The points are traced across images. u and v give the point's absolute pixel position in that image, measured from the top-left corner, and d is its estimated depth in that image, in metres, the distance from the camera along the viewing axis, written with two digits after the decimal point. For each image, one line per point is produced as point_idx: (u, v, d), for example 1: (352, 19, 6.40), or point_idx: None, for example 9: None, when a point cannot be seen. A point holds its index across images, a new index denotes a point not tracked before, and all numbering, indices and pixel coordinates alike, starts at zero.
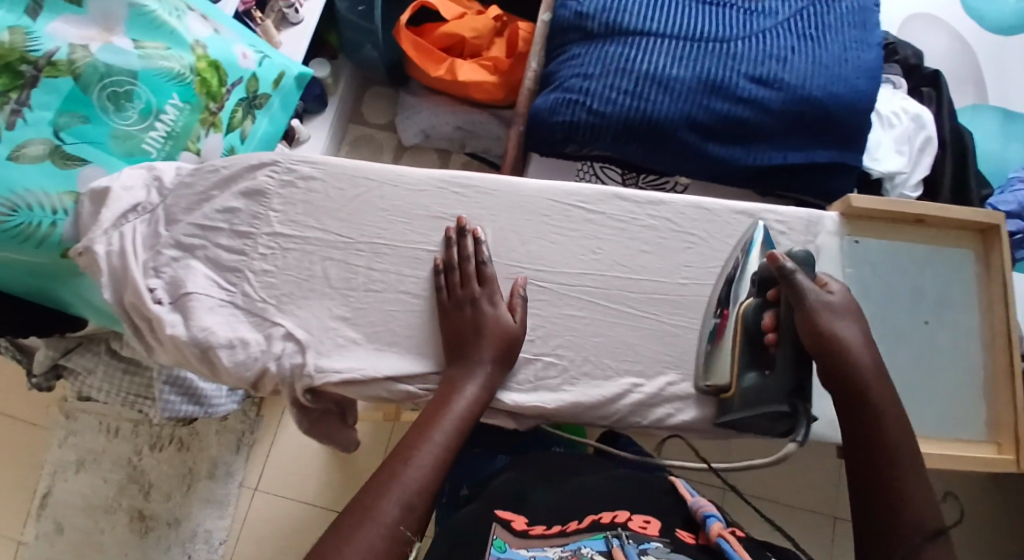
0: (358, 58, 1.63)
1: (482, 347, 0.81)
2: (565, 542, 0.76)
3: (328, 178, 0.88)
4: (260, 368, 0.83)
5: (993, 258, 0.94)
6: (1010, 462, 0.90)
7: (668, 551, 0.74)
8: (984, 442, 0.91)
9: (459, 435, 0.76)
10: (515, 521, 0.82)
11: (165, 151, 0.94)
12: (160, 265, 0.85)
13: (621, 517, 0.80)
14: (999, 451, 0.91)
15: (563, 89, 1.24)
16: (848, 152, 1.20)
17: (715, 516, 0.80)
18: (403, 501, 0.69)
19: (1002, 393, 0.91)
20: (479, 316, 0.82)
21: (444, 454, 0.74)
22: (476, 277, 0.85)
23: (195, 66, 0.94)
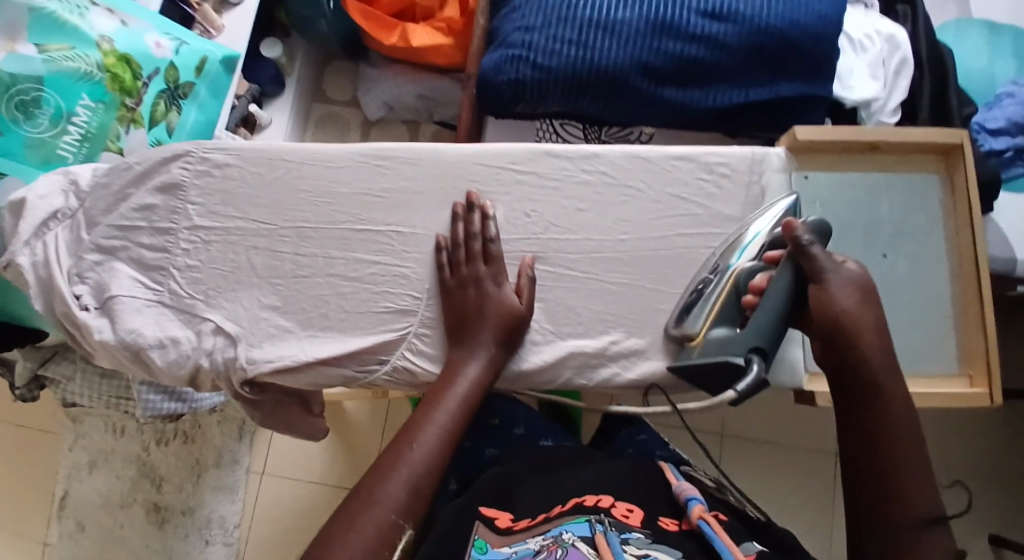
0: (312, 34, 1.57)
1: (483, 329, 0.80)
2: (546, 530, 0.76)
3: (244, 164, 0.86)
4: (194, 365, 0.83)
5: (958, 182, 0.87)
6: (984, 397, 0.85)
7: (650, 541, 0.75)
8: (956, 376, 0.87)
9: (466, 412, 0.77)
10: (499, 518, 0.79)
11: (83, 153, 0.96)
12: (84, 270, 0.85)
13: (604, 502, 0.80)
14: (972, 385, 0.86)
15: (504, 46, 1.16)
16: (816, 83, 1.10)
17: (697, 499, 0.79)
18: (408, 484, 0.70)
19: (972, 322, 0.86)
20: (481, 298, 0.81)
21: (446, 434, 0.75)
22: (482, 255, 0.82)
23: (104, 63, 0.95)
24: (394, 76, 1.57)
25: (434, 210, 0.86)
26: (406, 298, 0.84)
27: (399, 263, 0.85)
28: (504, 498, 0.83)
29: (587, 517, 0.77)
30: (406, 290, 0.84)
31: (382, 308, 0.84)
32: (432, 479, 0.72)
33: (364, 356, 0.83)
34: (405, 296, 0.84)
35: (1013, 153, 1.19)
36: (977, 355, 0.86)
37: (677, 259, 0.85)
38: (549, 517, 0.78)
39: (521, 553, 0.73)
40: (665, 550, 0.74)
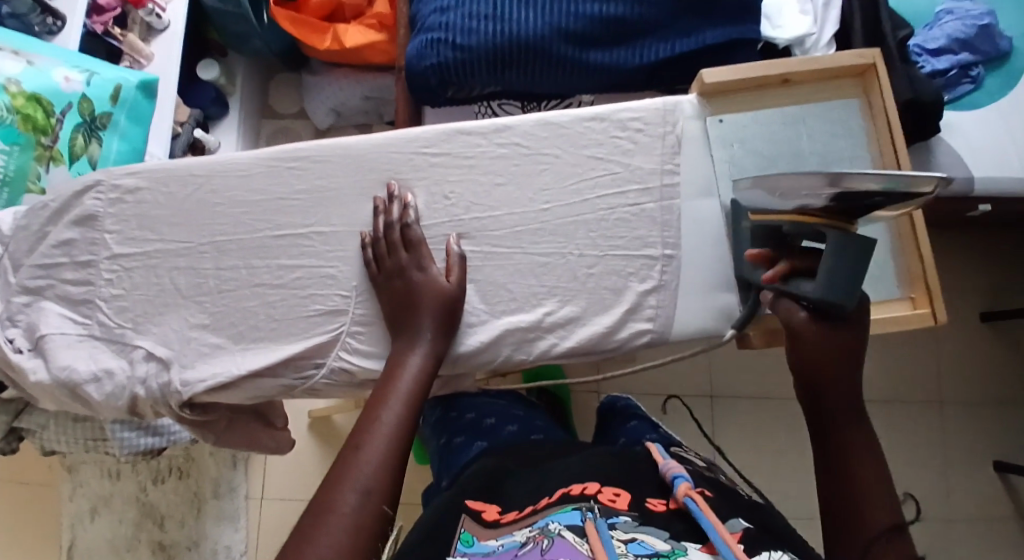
0: (247, 50, 1.53)
1: (421, 320, 0.78)
2: (532, 521, 0.69)
3: (155, 186, 0.85)
4: (130, 395, 0.82)
5: (876, 103, 0.85)
6: (928, 316, 0.82)
7: (638, 524, 0.68)
8: (899, 300, 0.84)
9: (415, 404, 0.74)
10: (486, 511, 0.74)
11: (3, 198, 0.94)
12: (14, 313, 0.84)
13: (590, 489, 0.73)
14: (915, 307, 0.83)
15: (422, 32, 1.10)
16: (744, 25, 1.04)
17: (683, 476, 0.73)
18: (359, 487, 0.67)
19: (909, 244, 0.84)
20: (410, 287, 0.79)
21: (398, 432, 0.72)
22: (403, 243, 0.81)
23: (12, 104, 0.93)
24: (335, 80, 1.55)
25: (350, 206, 0.84)
26: (327, 296, 0.83)
27: (321, 263, 0.84)
28: (495, 493, 0.78)
29: (575, 506, 0.70)
30: (330, 290, 0.83)
31: (308, 311, 0.83)
32: (388, 477, 0.68)
33: (299, 361, 0.82)
34: (332, 293, 0.83)
35: (959, 71, 1.13)
36: (917, 278, 0.83)
37: (600, 222, 0.84)
38: (535, 509, 0.72)
39: (506, 545, 0.66)
40: (652, 531, 0.67)
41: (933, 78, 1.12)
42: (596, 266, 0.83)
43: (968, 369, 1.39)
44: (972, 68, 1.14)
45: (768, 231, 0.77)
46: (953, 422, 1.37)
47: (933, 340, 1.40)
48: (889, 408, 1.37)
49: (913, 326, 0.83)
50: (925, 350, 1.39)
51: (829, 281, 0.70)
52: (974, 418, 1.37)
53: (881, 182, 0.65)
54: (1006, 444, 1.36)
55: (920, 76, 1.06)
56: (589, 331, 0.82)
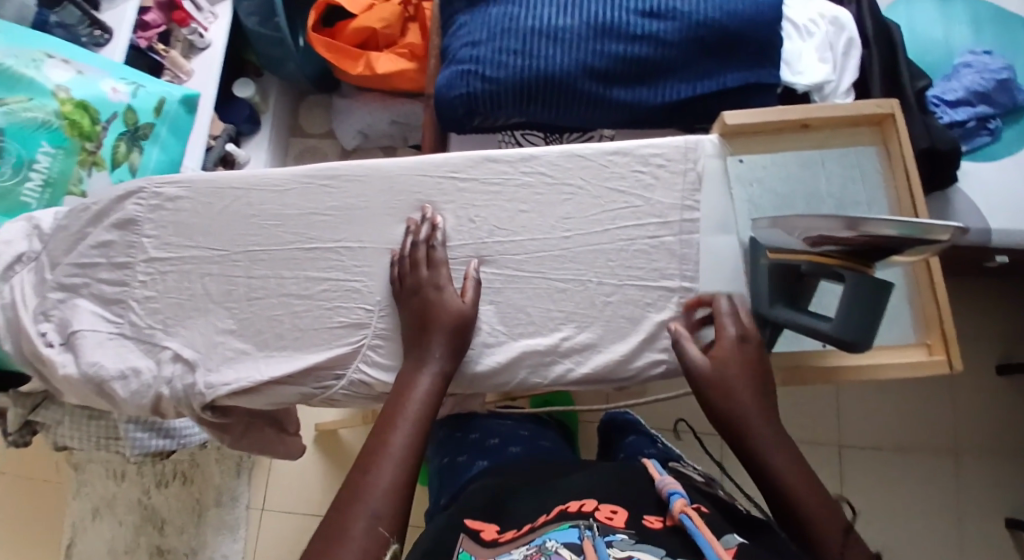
0: (282, 73, 1.58)
1: (434, 341, 0.80)
2: (531, 539, 0.70)
3: (195, 195, 0.88)
4: (155, 394, 0.84)
5: (893, 151, 0.87)
6: (943, 363, 0.84)
7: (635, 542, 0.68)
8: (914, 345, 0.86)
9: (425, 424, 0.75)
10: (484, 530, 0.74)
11: (46, 198, 0.97)
12: (48, 309, 0.87)
13: (587, 506, 0.74)
14: (931, 353, 0.85)
15: (454, 62, 1.13)
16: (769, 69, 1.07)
17: (679, 491, 0.74)
18: (370, 512, 0.67)
19: (926, 290, 0.86)
20: (426, 305, 0.81)
21: (408, 453, 0.72)
22: (426, 261, 0.84)
23: (61, 111, 0.97)
24: (365, 103, 1.59)
25: (380, 224, 0.87)
26: (349, 311, 0.85)
27: (348, 276, 0.86)
28: (496, 511, 0.78)
29: (572, 524, 0.70)
30: (351, 306, 0.85)
31: (332, 324, 0.85)
32: (399, 501, 0.69)
33: (319, 372, 0.84)
34: (355, 307, 0.85)
35: (976, 122, 1.16)
36: (933, 321, 0.85)
37: (620, 252, 0.86)
38: (534, 526, 0.72)
39: None
40: (648, 549, 0.67)
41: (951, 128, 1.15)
42: (613, 295, 0.86)
43: (976, 420, 1.39)
44: (990, 121, 1.16)
45: (783, 269, 0.80)
46: (965, 472, 1.36)
47: (947, 388, 1.41)
48: (899, 458, 1.38)
49: (926, 371, 0.84)
50: (937, 401, 1.40)
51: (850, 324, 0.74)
52: (989, 473, 1.36)
53: (896, 228, 0.68)
54: (1012, 498, 1.34)
55: (938, 127, 1.10)
56: (603, 357, 0.84)
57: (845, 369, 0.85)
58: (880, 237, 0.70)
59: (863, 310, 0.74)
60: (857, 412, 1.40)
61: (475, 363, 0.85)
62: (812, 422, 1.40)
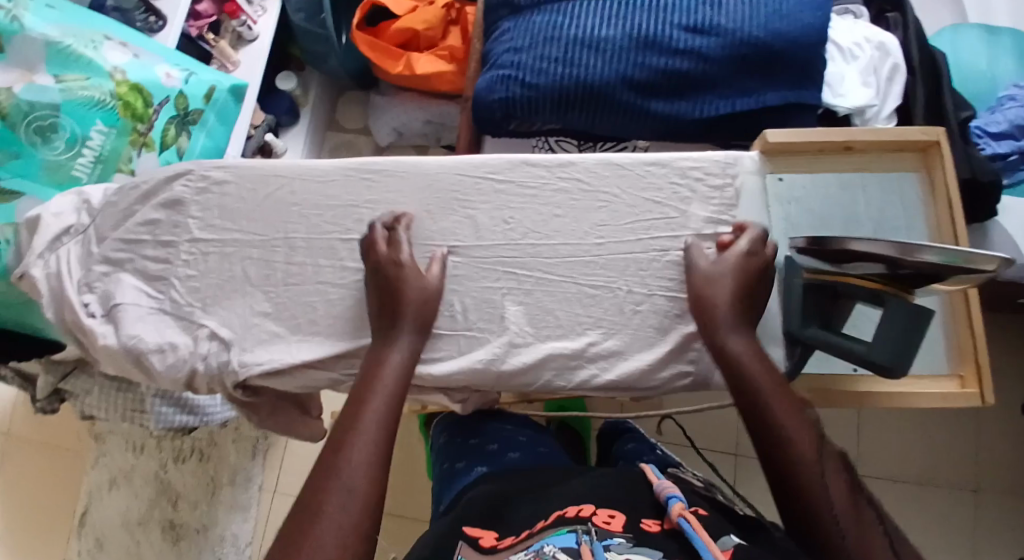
0: (323, 68, 1.62)
1: (402, 320, 0.82)
2: (529, 545, 0.68)
3: (241, 181, 0.91)
4: (190, 369, 0.87)
5: (937, 178, 0.89)
6: (975, 396, 0.85)
7: (632, 546, 0.67)
8: (946, 376, 0.87)
9: (396, 401, 0.75)
10: (483, 537, 0.72)
11: (97, 173, 1.01)
12: (93, 281, 0.90)
13: (585, 510, 0.72)
14: (962, 385, 0.86)
15: (496, 67, 1.16)
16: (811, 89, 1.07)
17: (677, 496, 0.72)
18: (344, 486, 0.67)
19: (962, 323, 0.87)
20: (395, 286, 0.83)
21: (381, 428, 0.72)
22: (386, 243, 0.86)
23: (116, 91, 1.00)
24: (401, 102, 1.62)
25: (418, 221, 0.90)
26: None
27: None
28: (495, 518, 0.77)
29: (571, 529, 0.69)
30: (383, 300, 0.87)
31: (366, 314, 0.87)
32: (375, 475, 0.69)
33: (350, 359, 0.86)
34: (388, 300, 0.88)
35: (1020, 155, 1.15)
36: (967, 353, 0.86)
37: (650, 261, 0.88)
38: (532, 532, 0.70)
39: None
40: (645, 553, 0.66)
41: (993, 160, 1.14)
42: (642, 303, 0.87)
43: (995, 456, 1.38)
44: None
45: (820, 289, 0.81)
46: (982, 508, 1.36)
47: (969, 422, 1.40)
48: (918, 493, 1.37)
49: (957, 403, 0.85)
50: (958, 435, 1.40)
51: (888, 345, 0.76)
52: (1006, 509, 1.35)
53: (937, 255, 0.69)
54: None
55: (979, 158, 1.09)
56: (629, 365, 0.86)
57: (879, 394, 0.85)
58: (922, 264, 0.71)
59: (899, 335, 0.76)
60: (878, 442, 1.40)
61: (504, 362, 0.86)
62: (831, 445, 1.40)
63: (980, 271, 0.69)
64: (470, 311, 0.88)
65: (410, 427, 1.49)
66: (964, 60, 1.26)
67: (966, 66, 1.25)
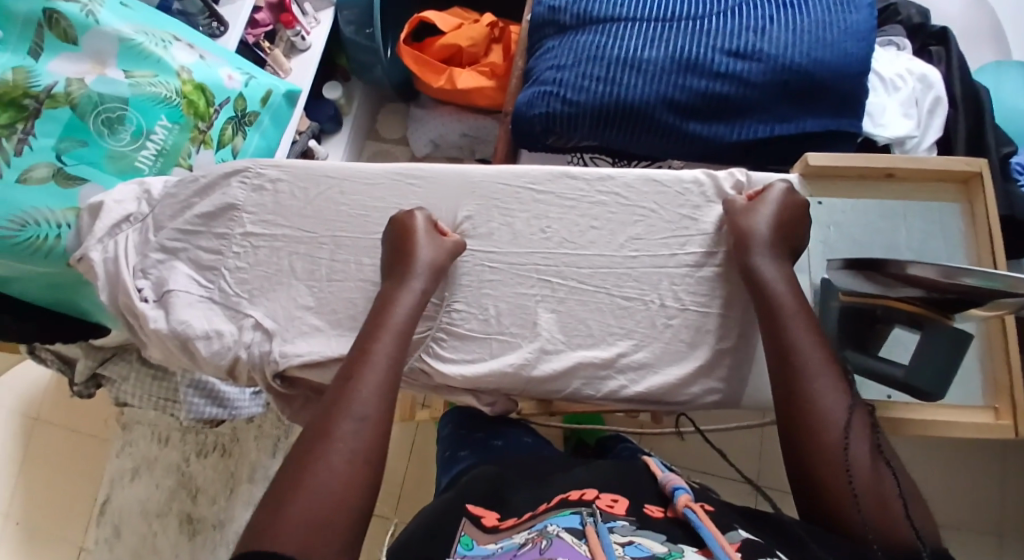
0: (368, 78, 1.66)
1: (415, 270, 0.84)
2: (532, 525, 0.69)
3: (293, 180, 0.95)
4: (233, 357, 0.91)
5: (978, 209, 0.91)
6: (1009, 429, 0.86)
7: (636, 528, 0.68)
8: (981, 408, 0.88)
9: (404, 340, 0.79)
10: (485, 516, 0.73)
11: (157, 166, 1.05)
12: (148, 267, 0.94)
13: (588, 494, 0.72)
14: (997, 418, 0.86)
15: (538, 83, 1.19)
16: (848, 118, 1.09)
17: (684, 488, 0.72)
18: (356, 415, 0.71)
19: (998, 356, 0.88)
20: (406, 240, 0.86)
21: (391, 364, 0.76)
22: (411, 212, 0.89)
23: (182, 89, 1.04)
24: (440, 115, 1.66)
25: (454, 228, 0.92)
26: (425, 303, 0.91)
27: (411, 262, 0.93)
28: (497, 500, 0.76)
29: (573, 510, 0.69)
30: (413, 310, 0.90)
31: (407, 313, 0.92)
32: (385, 409, 0.73)
33: None
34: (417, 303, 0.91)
35: None
36: (1003, 387, 0.87)
37: (683, 277, 0.90)
38: (535, 514, 0.71)
39: (506, 547, 0.67)
40: (649, 535, 0.67)
41: None
42: (675, 316, 0.88)
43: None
44: None
45: (856, 312, 0.84)
46: (1006, 552, 1.34)
47: (994, 460, 1.39)
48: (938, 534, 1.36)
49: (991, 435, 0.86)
50: (981, 474, 1.39)
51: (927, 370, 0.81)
52: None
53: (974, 279, 0.71)
54: None
55: (1019, 196, 1.10)
56: (659, 378, 0.88)
57: (912, 422, 0.86)
58: (958, 287, 0.73)
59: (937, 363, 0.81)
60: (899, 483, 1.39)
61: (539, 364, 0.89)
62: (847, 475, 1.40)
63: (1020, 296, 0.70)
64: (503, 315, 0.91)
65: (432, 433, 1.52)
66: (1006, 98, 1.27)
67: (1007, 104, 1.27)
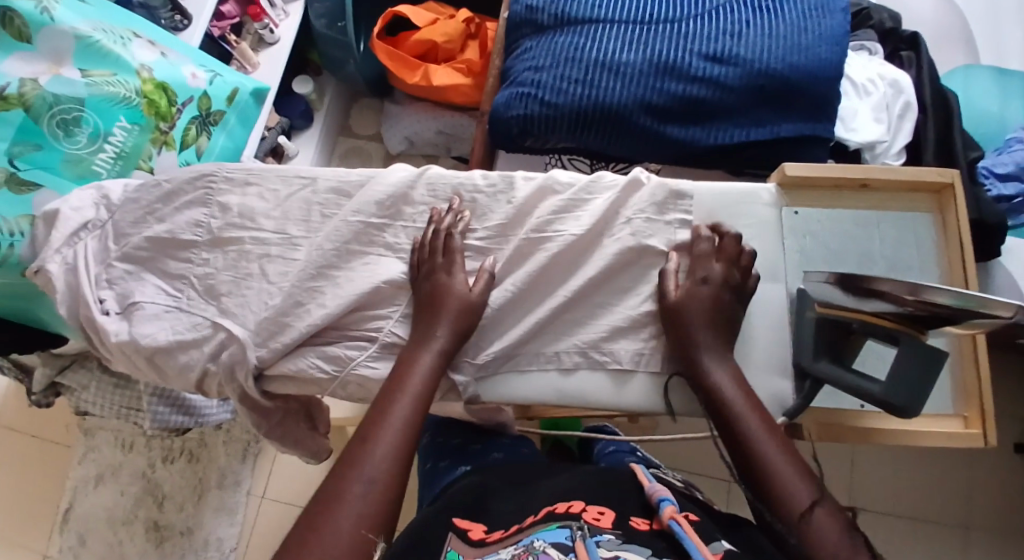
0: (341, 74, 1.63)
1: (439, 320, 0.82)
2: (518, 539, 0.66)
3: (262, 183, 0.93)
4: (202, 369, 0.87)
5: (950, 221, 0.91)
6: (978, 437, 0.86)
7: (621, 542, 0.65)
8: (951, 415, 0.88)
9: (423, 400, 0.78)
10: (472, 530, 0.71)
11: (117, 170, 1.01)
12: (113, 278, 0.90)
13: (575, 507, 0.70)
14: (966, 426, 0.87)
15: (516, 84, 1.17)
16: (818, 124, 1.08)
17: (670, 499, 0.70)
18: (364, 477, 0.70)
19: (967, 363, 0.88)
20: (437, 289, 0.84)
21: (406, 422, 0.75)
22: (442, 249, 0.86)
23: (142, 89, 1.01)
24: (415, 112, 1.62)
25: None
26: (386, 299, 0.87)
27: (387, 274, 0.87)
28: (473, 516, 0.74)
29: (561, 524, 0.67)
30: (382, 315, 0.87)
31: (376, 330, 0.86)
32: (397, 471, 0.71)
33: (351, 332, 0.86)
34: (388, 311, 0.87)
35: None
36: (972, 394, 0.87)
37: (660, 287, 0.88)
38: (521, 526, 0.69)
39: None
40: (635, 549, 0.64)
41: (998, 202, 1.16)
42: None
43: (993, 496, 1.39)
44: None
45: (832, 324, 0.83)
46: (974, 551, 1.35)
47: (961, 459, 1.41)
48: (911, 528, 1.37)
49: (961, 443, 0.86)
50: (951, 473, 1.40)
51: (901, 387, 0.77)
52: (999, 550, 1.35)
53: (953, 298, 0.69)
54: None
55: (987, 200, 1.11)
56: (643, 387, 0.86)
57: (884, 431, 0.86)
58: (934, 306, 0.72)
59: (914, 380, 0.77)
60: (870, 471, 1.41)
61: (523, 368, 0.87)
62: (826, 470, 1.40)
63: (996, 317, 0.69)
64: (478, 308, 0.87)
65: None
66: (976, 102, 1.28)
67: (977, 108, 1.27)
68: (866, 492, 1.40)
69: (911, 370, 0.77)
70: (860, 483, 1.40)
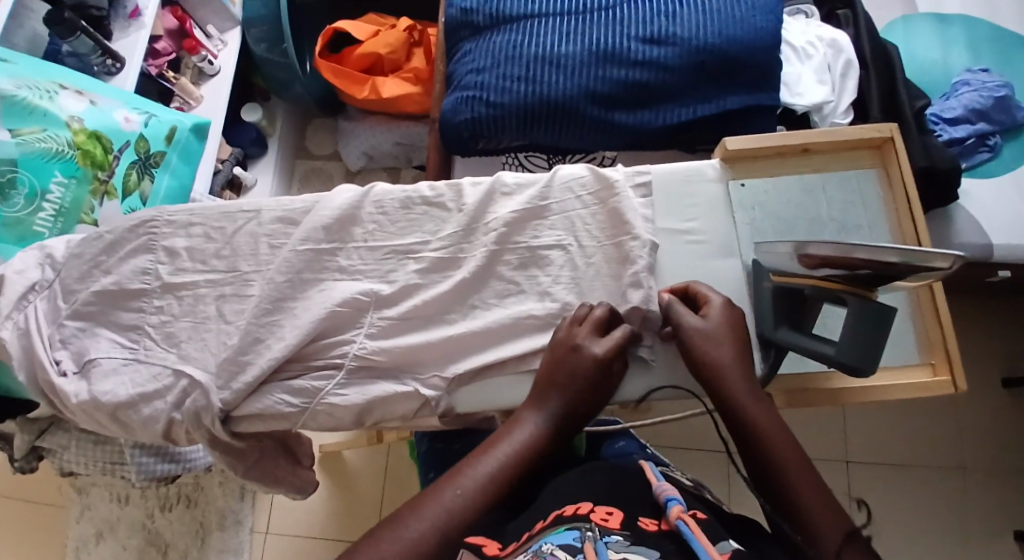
0: (288, 97, 1.61)
1: (553, 392, 0.77)
2: (527, 546, 0.64)
3: (207, 222, 0.91)
4: (167, 419, 0.85)
5: (893, 173, 0.91)
6: (947, 384, 0.85)
7: (629, 544, 0.63)
8: (918, 365, 0.87)
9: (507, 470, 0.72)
10: (487, 545, 0.66)
11: (59, 228, 0.99)
12: (66, 337, 0.88)
13: (583, 508, 0.69)
14: (935, 373, 0.86)
15: (459, 88, 1.15)
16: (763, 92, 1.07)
17: (677, 498, 0.68)
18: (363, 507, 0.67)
19: (928, 315, 0.88)
20: (563, 355, 0.79)
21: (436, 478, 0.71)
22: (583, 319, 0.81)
23: (74, 140, 1.00)
24: (369, 125, 1.61)
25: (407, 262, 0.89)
26: (350, 321, 0.86)
27: (341, 296, 0.86)
28: None
29: (570, 526, 0.65)
30: (345, 341, 0.86)
31: (341, 356, 0.85)
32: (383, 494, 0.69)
33: (310, 360, 0.86)
34: (351, 335, 0.86)
35: (975, 139, 1.16)
36: (937, 342, 0.87)
37: (617, 275, 0.87)
38: (530, 534, 0.66)
39: None
40: (643, 552, 0.62)
41: (950, 145, 1.16)
42: None
43: (984, 436, 1.39)
44: (989, 138, 1.17)
45: (789, 293, 0.82)
46: (973, 489, 1.36)
47: (949, 403, 1.41)
48: (910, 476, 1.38)
49: (930, 392, 0.86)
50: (936, 416, 1.41)
51: (854, 344, 0.76)
52: (999, 488, 1.36)
53: (898, 255, 0.69)
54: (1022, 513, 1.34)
55: (936, 145, 1.11)
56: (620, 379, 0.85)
57: (852, 390, 0.86)
58: (883, 263, 0.71)
59: (866, 335, 0.76)
60: (861, 427, 1.41)
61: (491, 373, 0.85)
62: (816, 435, 1.40)
63: (935, 269, 0.69)
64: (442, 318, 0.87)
65: (400, 453, 1.49)
66: (918, 51, 1.28)
67: (920, 56, 1.27)
68: (860, 446, 1.40)
69: (866, 331, 0.75)
70: (853, 437, 1.40)
